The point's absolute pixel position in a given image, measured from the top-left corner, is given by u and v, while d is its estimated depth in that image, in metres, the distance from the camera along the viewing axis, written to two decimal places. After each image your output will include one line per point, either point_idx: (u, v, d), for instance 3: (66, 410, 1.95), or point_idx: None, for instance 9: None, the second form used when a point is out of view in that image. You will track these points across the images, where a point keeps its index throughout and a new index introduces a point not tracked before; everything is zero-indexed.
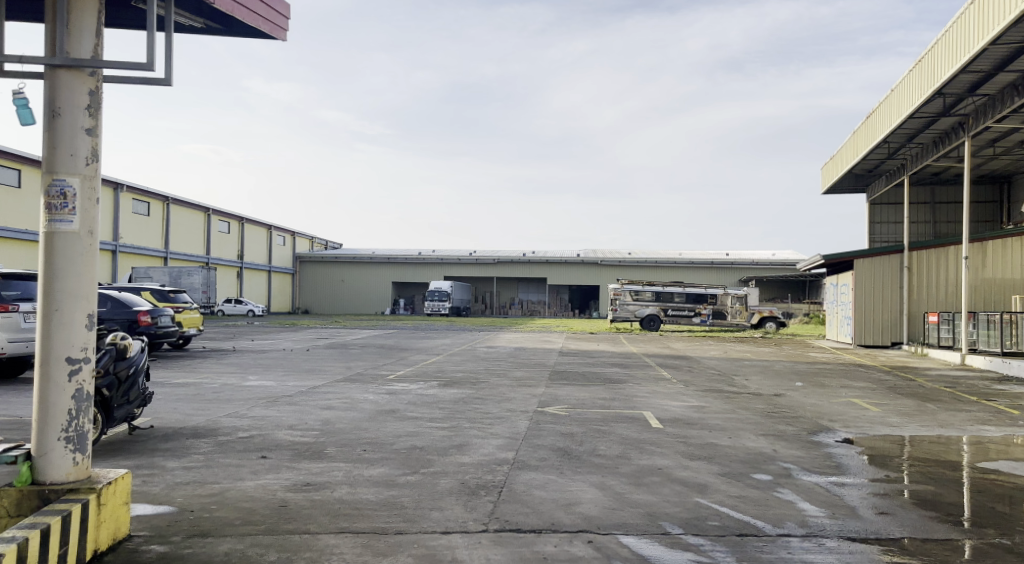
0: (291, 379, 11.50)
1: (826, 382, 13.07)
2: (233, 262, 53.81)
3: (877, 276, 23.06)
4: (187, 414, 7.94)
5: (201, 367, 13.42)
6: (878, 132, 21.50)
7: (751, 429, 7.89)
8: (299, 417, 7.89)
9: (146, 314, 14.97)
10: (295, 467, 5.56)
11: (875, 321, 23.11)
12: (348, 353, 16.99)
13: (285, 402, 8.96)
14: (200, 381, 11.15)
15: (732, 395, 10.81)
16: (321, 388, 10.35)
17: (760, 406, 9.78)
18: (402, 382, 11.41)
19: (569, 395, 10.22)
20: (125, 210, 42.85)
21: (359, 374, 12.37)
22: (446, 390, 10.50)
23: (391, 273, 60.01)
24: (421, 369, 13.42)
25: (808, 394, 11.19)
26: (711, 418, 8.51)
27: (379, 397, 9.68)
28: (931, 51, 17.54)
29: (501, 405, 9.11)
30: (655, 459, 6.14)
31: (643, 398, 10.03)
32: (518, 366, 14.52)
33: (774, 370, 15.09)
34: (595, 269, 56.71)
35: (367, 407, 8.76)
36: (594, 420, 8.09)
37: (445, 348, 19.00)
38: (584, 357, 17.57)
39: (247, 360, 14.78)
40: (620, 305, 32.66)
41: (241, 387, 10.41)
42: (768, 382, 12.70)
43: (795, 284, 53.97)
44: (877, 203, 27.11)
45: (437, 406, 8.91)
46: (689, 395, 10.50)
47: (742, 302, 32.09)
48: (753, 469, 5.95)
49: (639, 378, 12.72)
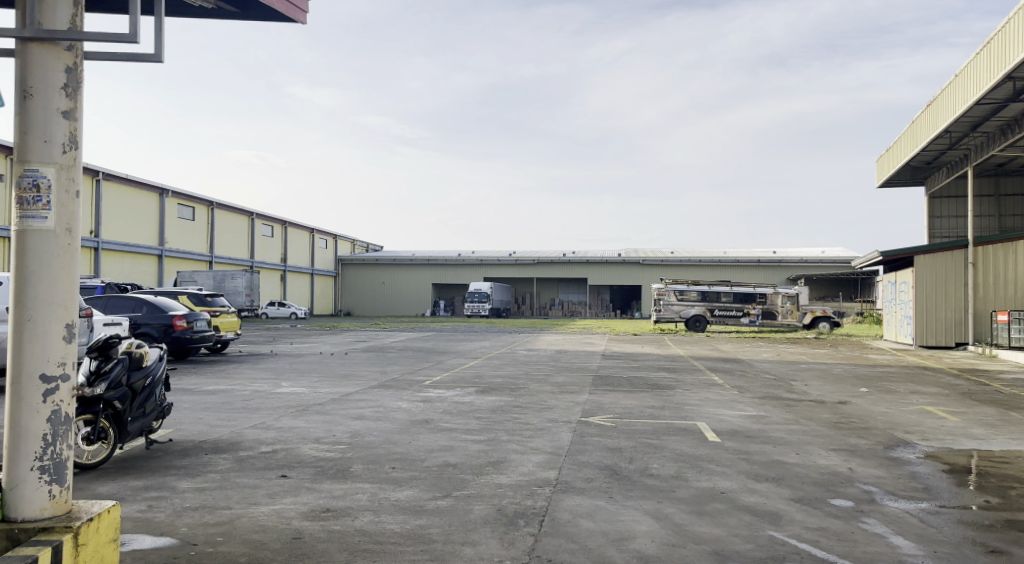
0: (323, 386, 11.11)
1: (893, 387, 12.03)
2: (276, 265, 54.50)
3: (939, 273, 21.57)
4: (211, 426, 7.58)
5: (235, 373, 13.18)
6: (940, 121, 20.14)
7: (820, 443, 7.10)
8: (327, 429, 7.42)
9: (182, 318, 14.92)
10: (316, 490, 5.06)
11: (938, 321, 21.59)
12: (385, 356, 16.62)
13: (315, 411, 8.54)
14: (233, 387, 10.86)
15: (792, 403, 9.97)
16: (353, 396, 9.89)
17: (826, 416, 8.93)
18: (437, 388, 10.89)
19: (614, 403, 9.56)
20: (170, 215, 43.76)
21: (394, 380, 11.91)
22: (483, 397, 9.93)
23: (431, 275, 59.96)
24: (458, 374, 12.90)
25: (876, 402, 10.23)
26: (772, 430, 7.74)
27: (413, 405, 9.18)
28: (1000, 33, 16.27)
29: (542, 415, 8.50)
30: (716, 480, 5.45)
31: (695, 407, 9.29)
32: (560, 371, 13.88)
33: (835, 374, 14.09)
34: (636, 268, 55.61)
35: (399, 416, 8.27)
36: (644, 432, 7.42)
37: (484, 351, 18.46)
38: (629, 360, 16.81)
39: (283, 365, 14.52)
40: (665, 306, 31.68)
41: (272, 395, 10.05)
42: (830, 388, 11.75)
43: (847, 281, 51.91)
44: (937, 197, 25.55)
45: (473, 417, 8.34)
46: (745, 404, 9.72)
47: (793, 301, 30.80)
48: (831, 494, 5.19)
49: (689, 384, 11.96)
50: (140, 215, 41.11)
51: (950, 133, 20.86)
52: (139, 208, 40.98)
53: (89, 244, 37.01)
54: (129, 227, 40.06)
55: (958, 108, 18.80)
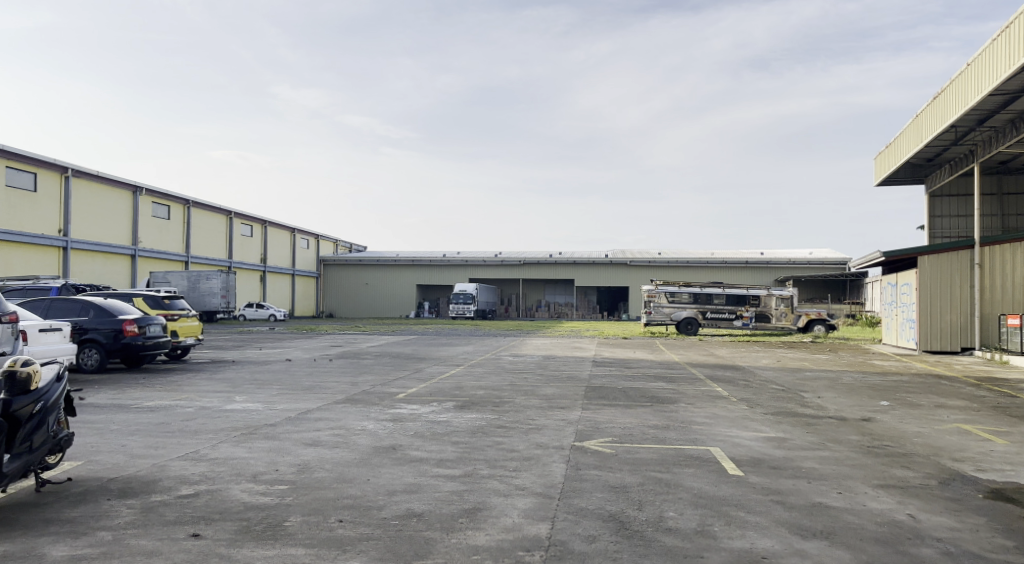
0: (283, 400, 9.83)
1: (915, 400, 10.88)
2: (256, 266, 52.95)
3: (943, 274, 20.58)
4: (132, 456, 6.29)
5: (188, 384, 11.83)
6: (948, 115, 19.17)
7: (862, 477, 5.96)
8: (271, 460, 6.17)
9: (133, 323, 13.55)
10: (229, 560, 3.80)
11: (942, 325, 20.64)
12: (359, 363, 15.33)
13: (262, 436, 7.27)
14: (177, 403, 9.55)
15: (811, 420, 8.81)
16: (312, 414, 8.62)
17: (854, 438, 7.79)
18: (410, 403, 9.64)
19: (611, 422, 8.36)
20: (144, 214, 42.09)
21: (363, 393, 10.61)
22: (463, 415, 8.69)
23: (415, 276, 58.53)
24: (436, 386, 11.65)
25: (904, 419, 9.10)
26: (801, 459, 6.60)
27: (379, 425, 7.94)
28: (1020, 16, 15.07)
29: (528, 438, 7.27)
30: (751, 538, 4.27)
31: (704, 427, 8.13)
32: (548, 380, 12.67)
33: (846, 384, 12.97)
34: (624, 270, 54.64)
35: (361, 442, 7.01)
36: (652, 463, 6.23)
37: (466, 357, 17.20)
38: (621, 367, 15.66)
39: (245, 374, 13.17)
40: (655, 308, 30.60)
41: (221, 413, 8.77)
42: (847, 401, 10.62)
43: (836, 284, 51.14)
44: (938, 196, 24.66)
45: (449, 441, 7.11)
46: (760, 423, 8.55)
47: (788, 303, 29.84)
48: (905, 558, 4.01)
49: (692, 397, 10.79)
50: (112, 214, 39.41)
51: (959, 126, 19.83)
52: (111, 206, 39.30)
53: (58, 243, 35.39)
54: (100, 226, 38.41)
55: (970, 101, 17.73)
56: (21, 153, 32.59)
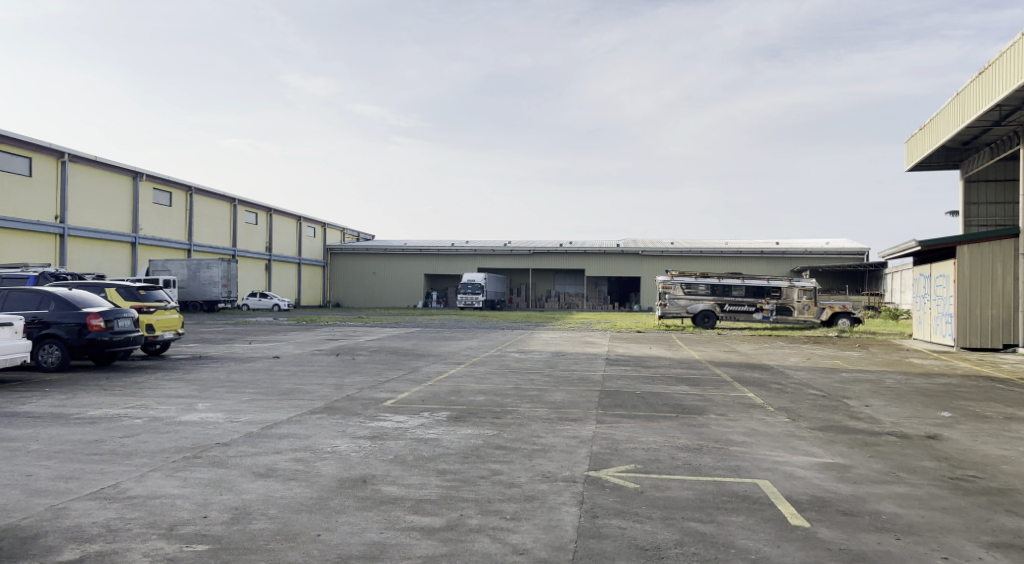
0: (249, 409, 8.51)
1: (980, 409, 9.41)
2: (260, 255, 51.86)
3: (984, 265, 18.99)
4: (31, 493, 4.99)
5: (153, 386, 10.54)
6: (996, 93, 17.46)
7: (965, 531, 4.52)
8: (203, 504, 4.83)
9: (98, 317, 12.31)
10: None
11: (983, 321, 19.04)
12: (352, 361, 14.05)
13: (207, 463, 5.96)
14: (126, 413, 8.24)
15: (869, 439, 7.37)
16: (277, 429, 7.29)
17: (930, 464, 6.34)
18: (396, 414, 8.30)
19: (632, 441, 6.98)
20: (145, 200, 40.93)
21: (345, 400, 9.29)
22: (455, 431, 7.33)
23: (422, 265, 57.25)
24: (430, 390, 10.30)
25: (979, 435, 7.65)
26: (876, 499, 5.18)
27: (354, 445, 6.62)
28: None
29: (531, 466, 5.90)
30: None
31: (744, 450, 6.73)
32: (558, 383, 11.31)
33: (892, 388, 11.51)
34: (636, 260, 53.22)
35: (325, 471, 5.67)
36: (689, 507, 4.86)
37: (468, 354, 15.88)
38: (638, 366, 14.27)
39: (220, 374, 11.88)
40: (670, 300, 29.12)
41: (173, 427, 7.47)
42: (902, 411, 9.17)
43: (855, 274, 49.43)
44: (974, 181, 23.05)
45: (434, 471, 5.73)
46: (810, 443, 7.13)
47: (810, 295, 28.46)
48: None
49: (722, 406, 9.37)
50: (112, 201, 38.28)
51: (1006, 104, 18.03)
52: (111, 193, 38.17)
53: (55, 230, 34.32)
54: (99, 213, 37.30)
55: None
56: (15, 138, 31.41)
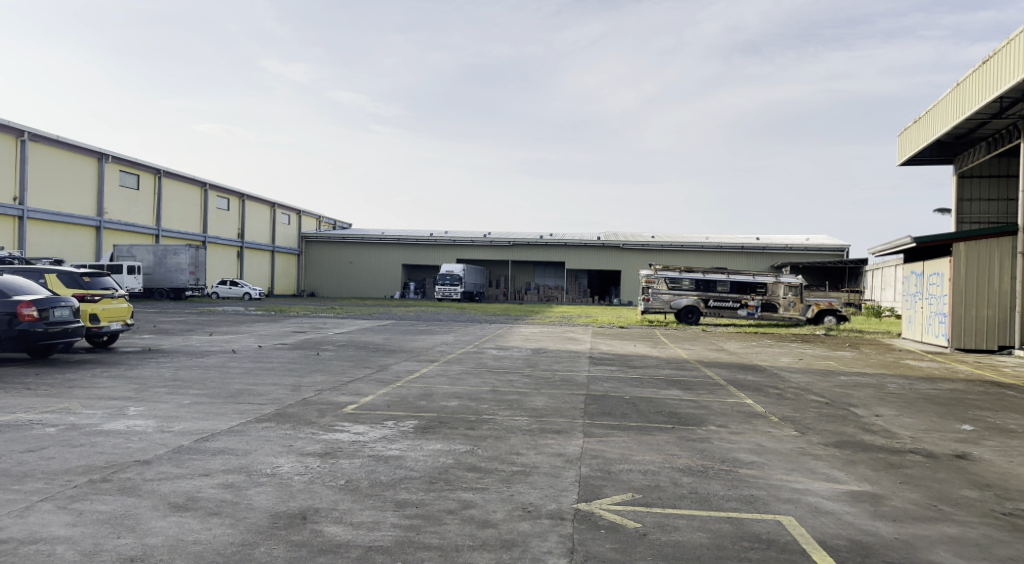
0: (186, 415, 7.40)
1: (999, 421, 8.62)
2: (232, 241, 50.16)
3: (980, 263, 18.39)
4: None
5: (84, 384, 9.36)
6: (999, 84, 16.69)
7: None
8: (85, 554, 3.75)
9: (29, 306, 11.05)
10: None
11: (978, 322, 18.46)
12: (315, 358, 12.94)
13: (114, 490, 4.86)
14: (41, 419, 7.10)
15: (893, 460, 6.49)
16: (212, 443, 6.20)
17: (971, 494, 5.46)
18: (355, 424, 7.24)
19: (626, 462, 6.02)
20: (111, 182, 39.06)
21: (300, 404, 8.21)
22: (422, 447, 6.31)
23: (399, 255, 55.96)
24: (396, 393, 9.26)
25: (1011, 456, 6.81)
26: (926, 545, 4.28)
27: (301, 465, 5.56)
28: None
29: (510, 497, 4.91)
30: None
31: (757, 474, 5.78)
32: (539, 385, 10.36)
33: (897, 395, 10.71)
34: (617, 254, 52.53)
35: (258, 503, 4.63)
36: (706, 559, 3.91)
37: (442, 350, 14.84)
38: (624, 366, 13.37)
39: (165, 371, 10.70)
40: (653, 294, 28.35)
41: (89, 439, 6.33)
42: (917, 424, 8.32)
43: (834, 271, 49.30)
44: (968, 176, 22.53)
45: (391, 503, 4.69)
46: (828, 464, 6.22)
47: (796, 292, 27.83)
48: None
49: (721, 415, 8.46)
50: (75, 182, 36.39)
51: (1007, 96, 17.27)
52: (74, 174, 36.30)
53: (13, 212, 32.52)
54: (60, 195, 35.47)
55: None
56: None
